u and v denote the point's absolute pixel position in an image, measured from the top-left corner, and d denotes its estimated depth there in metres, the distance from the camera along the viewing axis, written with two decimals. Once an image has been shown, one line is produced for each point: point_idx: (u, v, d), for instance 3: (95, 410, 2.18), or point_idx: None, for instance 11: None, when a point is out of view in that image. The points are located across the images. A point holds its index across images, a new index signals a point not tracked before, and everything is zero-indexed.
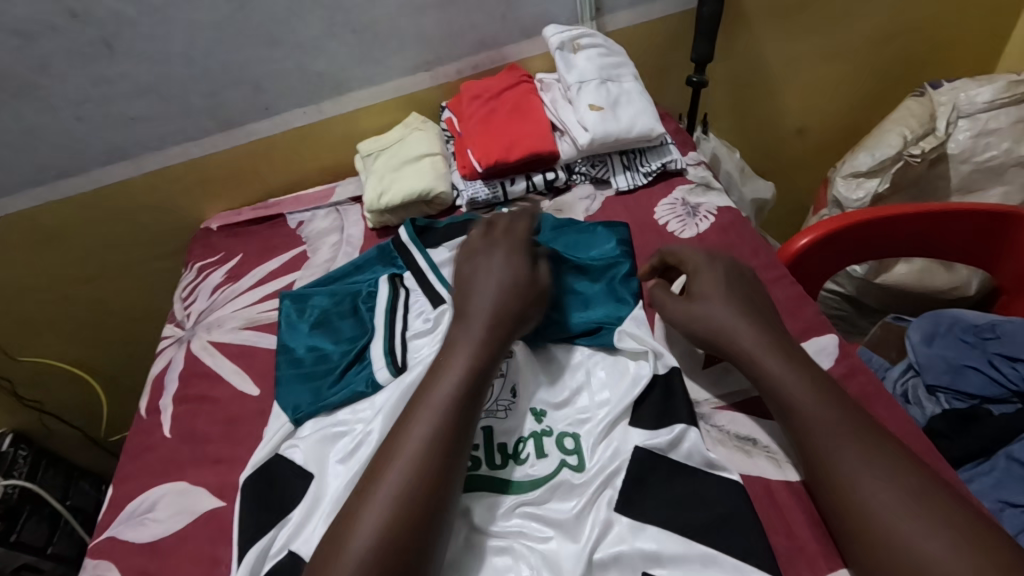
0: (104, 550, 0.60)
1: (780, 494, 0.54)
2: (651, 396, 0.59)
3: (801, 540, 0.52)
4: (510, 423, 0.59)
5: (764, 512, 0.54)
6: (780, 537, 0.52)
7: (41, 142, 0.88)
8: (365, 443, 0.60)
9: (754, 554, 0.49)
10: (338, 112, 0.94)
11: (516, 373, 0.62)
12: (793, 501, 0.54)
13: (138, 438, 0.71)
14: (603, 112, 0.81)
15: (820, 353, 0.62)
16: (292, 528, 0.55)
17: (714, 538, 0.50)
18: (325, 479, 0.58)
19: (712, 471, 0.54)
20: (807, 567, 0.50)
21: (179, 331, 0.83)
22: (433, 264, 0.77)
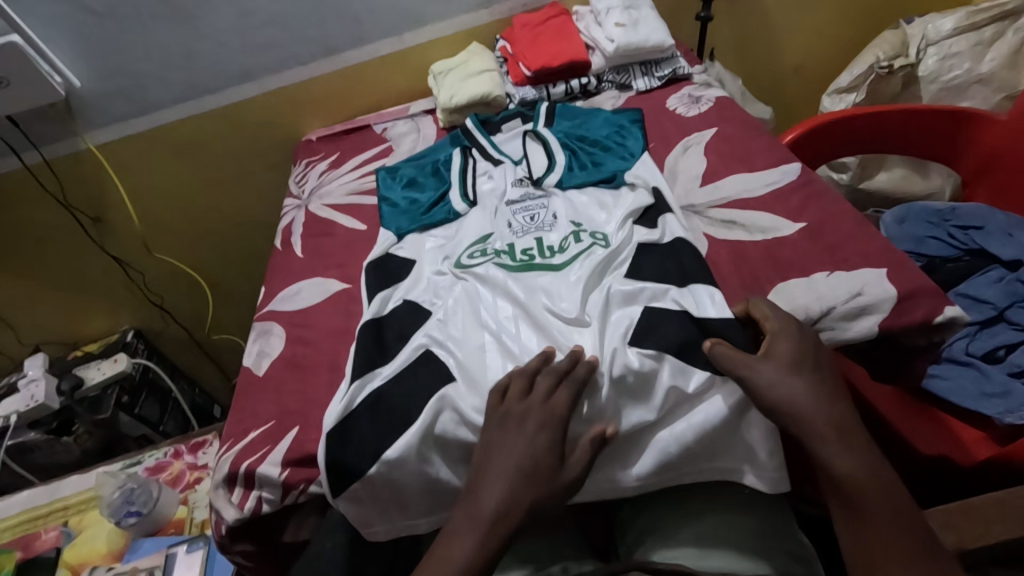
0: (267, 316, 0.84)
1: (749, 256, 0.71)
2: (654, 213, 0.79)
3: (761, 280, 0.68)
4: (554, 232, 0.80)
5: (730, 263, 0.71)
6: (733, 278, 0.70)
7: (193, 64, 1.15)
8: (449, 246, 0.83)
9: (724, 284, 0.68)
10: (415, 42, 1.19)
11: (556, 205, 0.84)
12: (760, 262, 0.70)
13: (277, 261, 0.95)
14: (626, 28, 1.04)
15: (786, 173, 0.80)
16: (403, 290, 0.78)
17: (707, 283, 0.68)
18: (424, 261, 0.81)
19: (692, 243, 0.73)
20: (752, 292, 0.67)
21: (297, 200, 1.08)
22: (494, 142, 1.01)
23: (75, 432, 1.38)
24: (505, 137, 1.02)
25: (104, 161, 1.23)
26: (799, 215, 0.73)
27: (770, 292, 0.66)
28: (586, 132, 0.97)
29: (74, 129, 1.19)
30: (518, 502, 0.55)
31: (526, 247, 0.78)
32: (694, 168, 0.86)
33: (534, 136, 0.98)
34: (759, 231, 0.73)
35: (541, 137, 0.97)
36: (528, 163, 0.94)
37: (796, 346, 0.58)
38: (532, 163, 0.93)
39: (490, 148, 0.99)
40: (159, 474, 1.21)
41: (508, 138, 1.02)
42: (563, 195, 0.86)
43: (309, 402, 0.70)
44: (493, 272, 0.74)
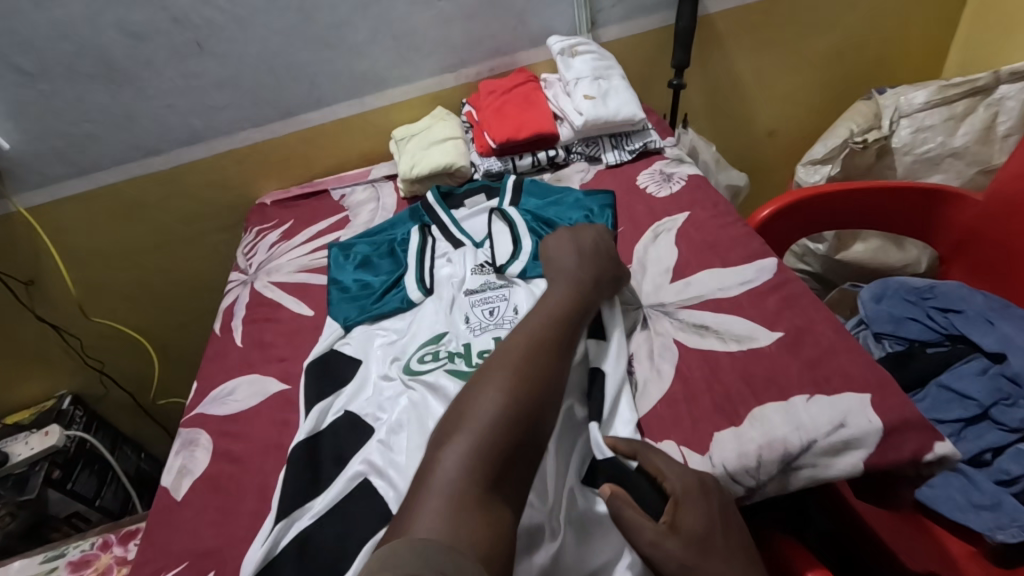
0: (195, 421, 0.76)
1: (722, 370, 0.64)
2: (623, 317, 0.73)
3: (735, 401, 0.61)
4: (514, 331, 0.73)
5: (701, 377, 0.64)
6: (707, 395, 0.62)
7: (136, 126, 1.08)
8: (400, 343, 0.76)
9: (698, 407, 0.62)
10: (377, 105, 1.14)
11: (516, 298, 0.77)
12: (735, 377, 0.63)
13: (215, 348, 0.87)
14: (595, 101, 1.00)
15: (761, 270, 0.75)
16: (346, 399, 0.70)
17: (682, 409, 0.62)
18: (371, 362, 0.74)
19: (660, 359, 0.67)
20: (725, 420, 0.60)
21: (243, 275, 1.00)
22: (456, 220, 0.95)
23: None
24: (467, 213, 0.96)
25: (37, 224, 1.15)
26: (775, 322, 0.68)
27: (743, 421, 0.59)
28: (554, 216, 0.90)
29: (2, 191, 1.10)
30: (520, 412, 0.52)
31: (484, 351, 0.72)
32: (665, 258, 0.80)
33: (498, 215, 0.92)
34: (734, 339, 0.67)
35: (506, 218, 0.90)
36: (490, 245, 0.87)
37: (704, 517, 0.51)
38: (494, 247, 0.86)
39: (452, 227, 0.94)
40: (83, 570, 1.09)
41: (472, 214, 0.96)
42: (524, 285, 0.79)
43: (229, 535, 0.62)
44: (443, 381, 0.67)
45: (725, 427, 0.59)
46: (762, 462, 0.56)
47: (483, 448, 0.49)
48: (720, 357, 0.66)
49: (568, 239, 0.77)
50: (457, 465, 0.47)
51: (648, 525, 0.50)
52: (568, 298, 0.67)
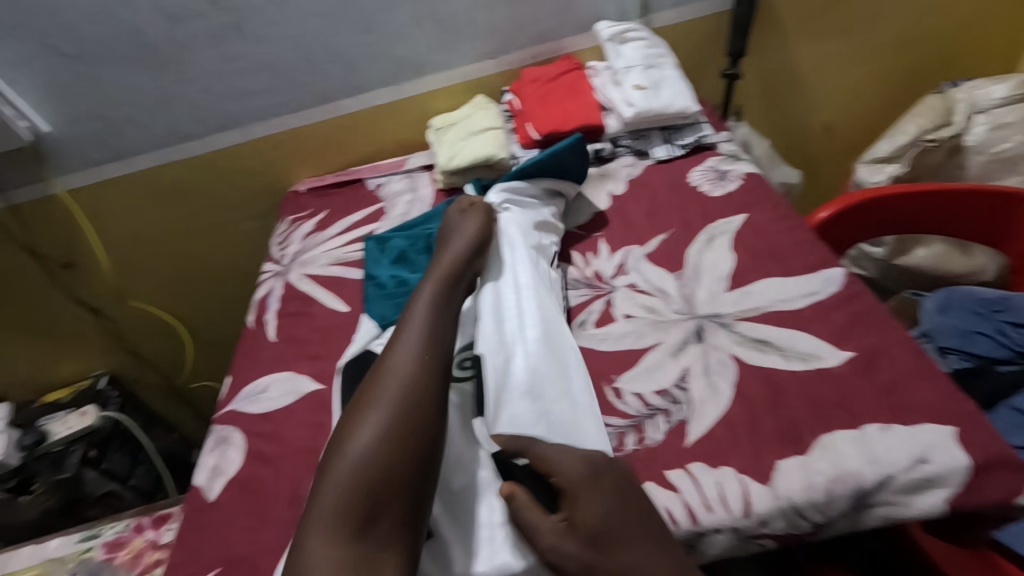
0: (229, 418, 0.74)
1: (785, 391, 0.59)
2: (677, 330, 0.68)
3: (800, 427, 0.56)
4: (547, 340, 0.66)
5: (760, 398, 0.59)
6: (769, 420, 0.57)
7: (172, 110, 1.06)
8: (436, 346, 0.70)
9: (760, 431, 0.57)
10: (416, 92, 1.10)
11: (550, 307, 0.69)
12: (800, 400, 0.58)
13: (249, 341, 0.86)
14: (647, 91, 0.95)
15: (827, 281, 0.69)
16: None
17: (742, 433, 0.57)
18: None
19: (713, 379, 0.62)
20: (790, 448, 0.55)
21: (277, 266, 0.98)
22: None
23: (34, 492, 1.27)
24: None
25: (75, 207, 1.15)
26: (844, 340, 0.63)
27: (809, 451, 0.54)
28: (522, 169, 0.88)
29: (42, 174, 1.10)
30: (399, 440, 0.52)
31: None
32: (721, 265, 0.75)
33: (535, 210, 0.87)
34: (799, 358, 0.62)
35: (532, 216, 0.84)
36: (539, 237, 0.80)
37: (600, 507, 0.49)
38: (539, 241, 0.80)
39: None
40: (117, 551, 1.10)
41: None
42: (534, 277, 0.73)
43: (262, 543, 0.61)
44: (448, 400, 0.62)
45: (789, 455, 0.54)
46: (832, 498, 0.51)
47: (354, 490, 0.49)
48: (783, 375, 0.61)
49: (454, 231, 0.74)
50: (333, 499, 0.49)
51: (544, 519, 0.50)
52: (433, 299, 0.65)
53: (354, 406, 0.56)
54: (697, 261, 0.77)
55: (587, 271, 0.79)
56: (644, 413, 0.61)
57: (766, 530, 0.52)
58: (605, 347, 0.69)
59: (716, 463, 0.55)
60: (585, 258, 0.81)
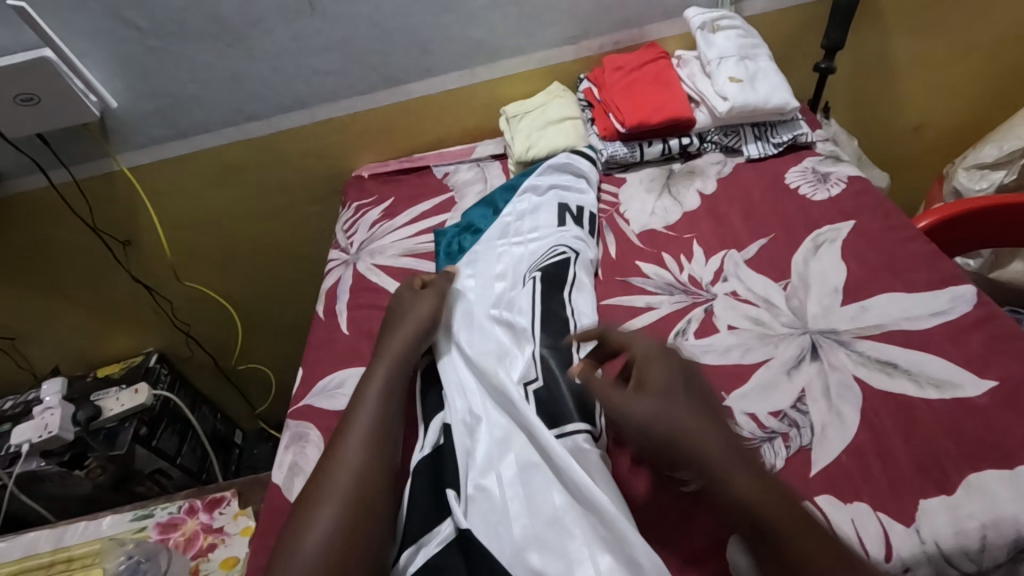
0: (304, 413, 0.71)
1: (920, 421, 0.54)
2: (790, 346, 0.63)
3: (942, 464, 0.51)
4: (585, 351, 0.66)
5: (892, 427, 0.54)
6: (905, 453, 0.52)
7: (239, 88, 1.03)
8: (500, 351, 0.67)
9: (896, 464, 0.52)
10: (488, 77, 1.05)
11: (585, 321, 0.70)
12: (940, 432, 0.53)
13: (320, 332, 0.83)
14: (743, 84, 0.89)
15: (957, 299, 0.63)
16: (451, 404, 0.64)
17: (875, 464, 0.52)
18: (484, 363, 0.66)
19: (835, 402, 0.57)
20: (932, 487, 0.50)
21: (344, 255, 0.94)
22: (526, 210, 0.85)
23: (87, 466, 1.28)
24: (535, 200, 0.86)
25: (138, 185, 1.13)
26: (984, 368, 0.57)
27: (955, 492, 0.49)
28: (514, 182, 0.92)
29: (106, 150, 1.08)
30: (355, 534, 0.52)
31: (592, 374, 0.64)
32: (831, 275, 0.70)
33: (569, 209, 0.84)
34: (932, 385, 0.57)
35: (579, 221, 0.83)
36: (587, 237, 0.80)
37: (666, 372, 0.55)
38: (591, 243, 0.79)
39: (520, 220, 0.84)
40: (170, 533, 1.10)
41: (540, 202, 0.86)
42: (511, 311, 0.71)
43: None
44: (454, 438, 0.61)
45: (932, 494, 0.50)
46: (987, 547, 0.46)
47: None
48: (916, 402, 0.56)
49: (404, 314, 0.71)
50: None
51: None
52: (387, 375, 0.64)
53: (308, 498, 0.55)
54: (804, 270, 0.71)
55: (681, 275, 0.75)
56: (761, 436, 0.56)
57: None
58: (710, 360, 0.64)
59: (847, 499, 0.51)
60: (677, 260, 0.77)
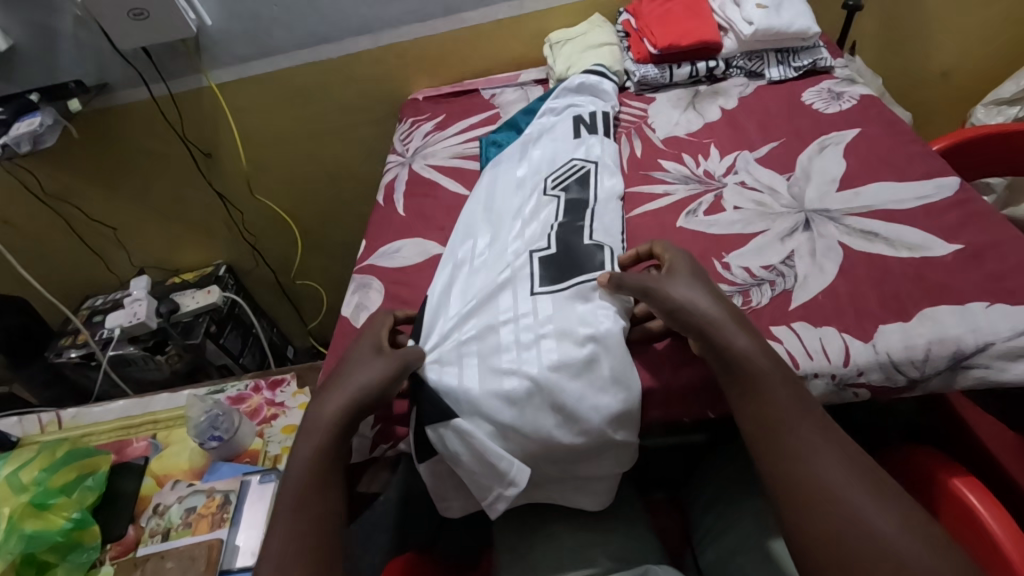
0: (366, 270, 0.85)
1: (894, 272, 0.63)
2: (784, 222, 0.73)
3: (902, 298, 0.61)
4: (599, 225, 0.78)
5: (867, 274, 0.64)
6: (874, 293, 0.62)
7: (315, 13, 1.17)
8: (513, 231, 0.80)
9: (864, 300, 0.62)
10: (536, 8, 1.16)
11: (600, 203, 0.81)
12: (907, 280, 0.62)
13: (379, 215, 0.96)
14: (768, 11, 0.97)
15: (941, 187, 0.72)
16: (452, 267, 0.78)
17: (847, 300, 0.62)
18: (507, 235, 0.80)
19: (818, 259, 0.67)
20: (894, 315, 0.60)
21: (401, 158, 1.07)
22: (544, 128, 0.96)
23: (167, 352, 1.47)
24: (553, 120, 0.96)
25: (222, 101, 1.29)
26: (954, 235, 0.66)
27: (912, 318, 0.59)
28: (533, 106, 1.03)
29: (198, 66, 1.23)
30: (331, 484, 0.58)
31: (601, 238, 0.76)
32: (831, 169, 0.78)
33: (583, 120, 0.94)
34: (906, 247, 0.66)
35: (595, 129, 0.92)
36: (602, 142, 0.90)
37: (690, 263, 0.64)
38: (608, 147, 0.90)
39: (539, 136, 0.95)
40: (239, 405, 1.27)
41: (557, 120, 0.96)
42: (530, 203, 0.83)
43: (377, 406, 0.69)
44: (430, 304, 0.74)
45: (891, 321, 0.59)
46: (931, 356, 0.57)
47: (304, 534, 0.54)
48: (893, 257, 0.65)
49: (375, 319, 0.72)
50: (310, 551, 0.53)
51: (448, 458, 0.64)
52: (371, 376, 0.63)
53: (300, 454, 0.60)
54: (807, 166, 0.80)
55: (697, 170, 0.85)
56: (751, 282, 0.67)
57: (862, 379, 0.58)
58: (715, 231, 0.74)
59: (818, 324, 0.61)
60: (695, 159, 0.87)
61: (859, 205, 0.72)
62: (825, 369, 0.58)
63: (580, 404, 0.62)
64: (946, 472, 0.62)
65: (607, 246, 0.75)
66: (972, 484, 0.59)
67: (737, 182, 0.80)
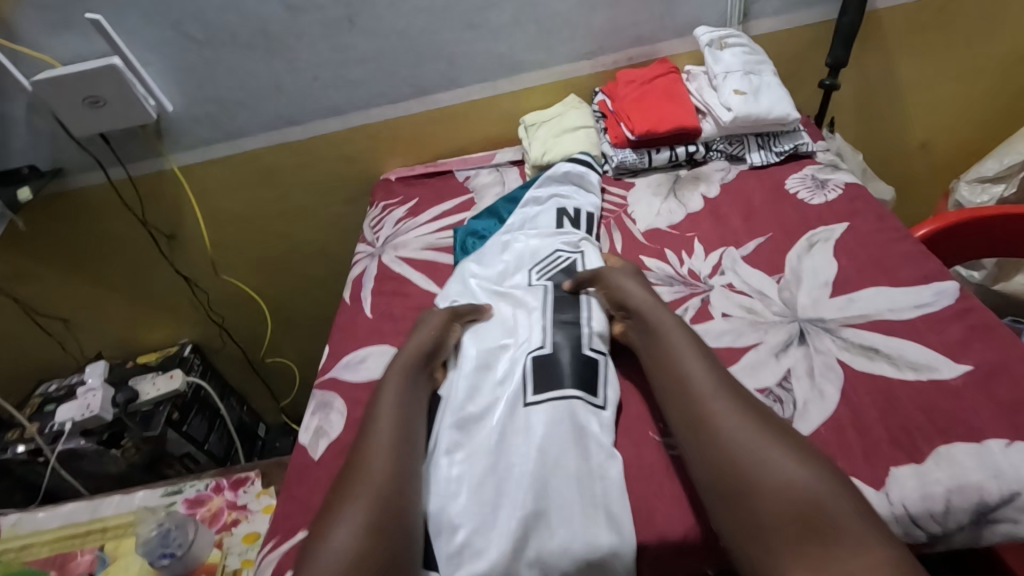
0: (329, 384, 0.78)
1: (901, 402, 0.58)
2: (779, 335, 0.68)
3: (912, 433, 0.55)
4: (595, 326, 0.72)
5: (872, 402, 0.59)
6: (882, 427, 0.57)
7: (282, 96, 1.13)
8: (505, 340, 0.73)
9: (872, 437, 0.56)
10: (510, 88, 1.13)
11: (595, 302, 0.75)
12: (916, 411, 0.57)
13: (345, 315, 0.90)
14: (746, 97, 0.94)
15: (941, 293, 0.67)
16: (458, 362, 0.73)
17: (853, 436, 0.57)
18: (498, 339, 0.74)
19: (817, 381, 0.62)
20: (905, 455, 0.54)
21: (370, 248, 1.02)
22: (526, 220, 0.92)
23: (123, 446, 1.36)
24: (536, 210, 0.93)
25: (185, 184, 1.23)
26: (961, 353, 0.61)
27: (925, 460, 0.53)
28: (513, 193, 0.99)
29: (159, 149, 1.18)
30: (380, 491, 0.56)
31: (598, 348, 0.70)
32: (823, 270, 0.74)
33: (566, 213, 0.90)
34: (910, 367, 0.61)
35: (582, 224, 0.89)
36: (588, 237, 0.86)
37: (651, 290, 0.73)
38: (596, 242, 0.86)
39: (522, 228, 0.91)
40: (197, 508, 1.16)
41: (540, 211, 0.93)
42: (517, 297, 0.78)
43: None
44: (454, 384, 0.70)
45: (903, 463, 0.54)
46: (951, 509, 0.51)
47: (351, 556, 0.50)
48: (898, 380, 0.60)
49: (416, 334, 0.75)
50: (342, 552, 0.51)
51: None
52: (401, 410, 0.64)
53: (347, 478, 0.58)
54: (797, 266, 0.76)
55: (681, 268, 0.80)
56: None
57: None
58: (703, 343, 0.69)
59: None
60: (678, 255, 0.82)
61: (856, 314, 0.68)
62: None
63: (573, 554, 0.54)
64: None
65: (602, 360, 0.69)
66: None
67: (725, 284, 0.76)
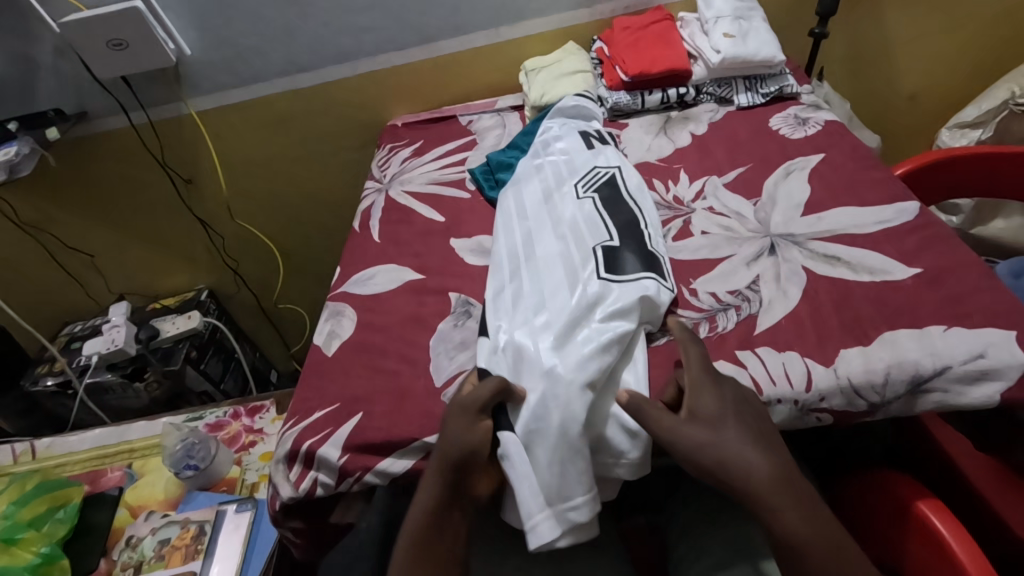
0: (340, 297, 0.85)
1: (856, 300, 0.64)
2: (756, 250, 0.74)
3: (862, 323, 0.62)
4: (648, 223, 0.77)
5: (830, 298, 0.65)
6: (836, 317, 0.63)
7: (294, 42, 1.18)
8: (566, 230, 0.76)
9: (827, 326, 0.63)
10: (512, 36, 1.18)
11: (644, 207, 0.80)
12: (868, 306, 0.63)
13: (354, 241, 0.97)
14: (735, 40, 0.99)
15: (902, 211, 0.73)
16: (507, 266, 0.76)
17: (809, 325, 0.64)
18: (552, 231, 0.77)
19: (783, 284, 0.69)
20: (854, 339, 0.61)
21: (378, 184, 1.08)
22: (550, 139, 0.95)
23: (146, 380, 1.44)
24: (555, 135, 0.96)
25: (201, 127, 1.29)
26: (913, 259, 0.67)
27: (872, 343, 0.60)
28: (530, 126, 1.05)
29: (179, 93, 1.24)
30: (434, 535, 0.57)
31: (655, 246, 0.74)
32: (796, 194, 0.80)
33: (590, 135, 0.94)
34: (866, 271, 0.67)
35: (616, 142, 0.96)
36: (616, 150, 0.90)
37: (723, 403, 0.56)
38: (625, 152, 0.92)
39: (545, 149, 0.94)
40: (217, 432, 1.25)
41: (562, 133, 0.96)
42: (562, 209, 0.80)
43: (351, 433, 0.66)
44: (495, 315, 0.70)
45: (852, 345, 0.61)
46: (889, 380, 0.58)
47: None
48: (854, 280, 0.66)
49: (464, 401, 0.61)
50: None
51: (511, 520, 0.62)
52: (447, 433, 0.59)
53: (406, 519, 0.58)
54: (774, 191, 0.82)
55: (667, 195, 0.86)
56: (717, 306, 0.68)
57: (824, 404, 0.59)
58: (682, 256, 0.76)
59: (782, 349, 0.62)
60: (665, 184, 0.88)
61: (822, 230, 0.74)
62: (789, 395, 0.59)
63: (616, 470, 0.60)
64: (915, 496, 0.63)
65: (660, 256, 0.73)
66: (936, 507, 0.61)
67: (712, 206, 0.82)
